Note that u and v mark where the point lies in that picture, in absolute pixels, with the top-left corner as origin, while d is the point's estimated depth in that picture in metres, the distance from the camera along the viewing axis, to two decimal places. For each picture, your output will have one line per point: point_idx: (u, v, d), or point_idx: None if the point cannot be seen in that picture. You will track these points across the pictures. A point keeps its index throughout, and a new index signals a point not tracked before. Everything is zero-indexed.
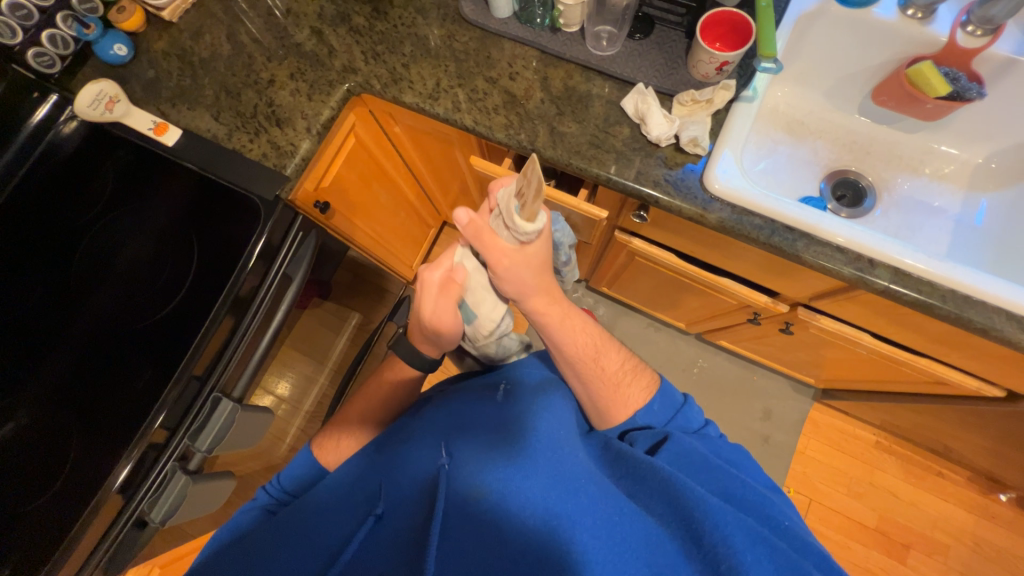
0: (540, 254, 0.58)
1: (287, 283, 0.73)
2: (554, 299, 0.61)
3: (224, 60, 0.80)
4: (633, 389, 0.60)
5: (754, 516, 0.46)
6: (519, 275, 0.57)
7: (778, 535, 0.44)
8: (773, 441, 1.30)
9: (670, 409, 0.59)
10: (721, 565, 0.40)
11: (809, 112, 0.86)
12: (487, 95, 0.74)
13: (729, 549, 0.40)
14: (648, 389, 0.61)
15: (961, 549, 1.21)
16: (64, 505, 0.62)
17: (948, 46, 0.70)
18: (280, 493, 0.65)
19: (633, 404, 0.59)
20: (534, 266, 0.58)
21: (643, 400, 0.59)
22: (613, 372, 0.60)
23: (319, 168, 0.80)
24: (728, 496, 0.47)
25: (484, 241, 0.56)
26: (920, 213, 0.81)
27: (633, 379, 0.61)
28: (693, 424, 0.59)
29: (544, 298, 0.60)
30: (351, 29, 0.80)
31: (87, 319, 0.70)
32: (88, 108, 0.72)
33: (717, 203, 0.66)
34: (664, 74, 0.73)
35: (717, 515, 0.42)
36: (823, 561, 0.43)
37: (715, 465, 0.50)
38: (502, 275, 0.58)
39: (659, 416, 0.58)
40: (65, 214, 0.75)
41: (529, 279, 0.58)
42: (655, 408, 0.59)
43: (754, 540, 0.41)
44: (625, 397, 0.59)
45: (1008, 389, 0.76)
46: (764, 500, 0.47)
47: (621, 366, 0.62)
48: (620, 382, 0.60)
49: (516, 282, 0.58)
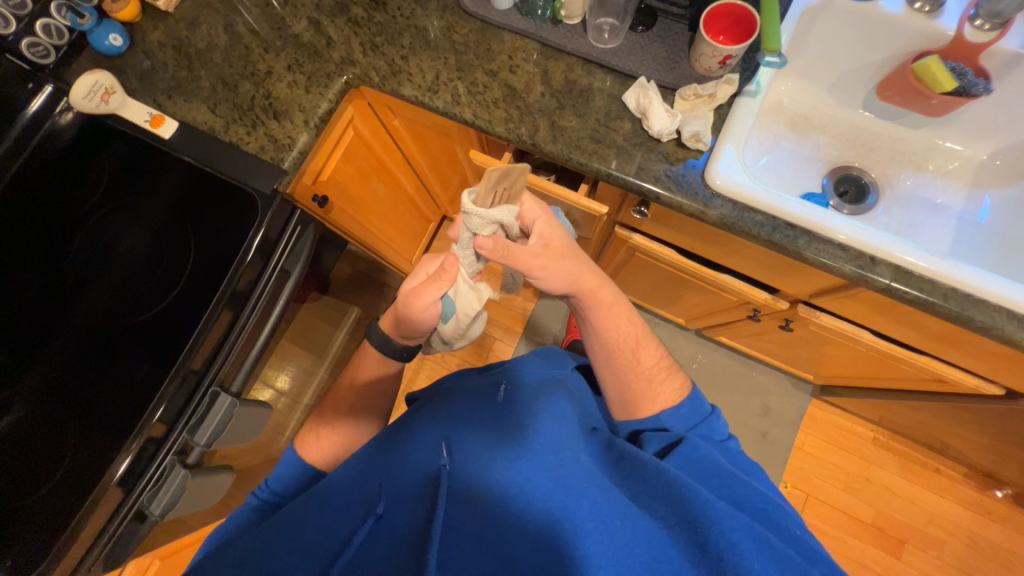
0: (565, 243, 0.61)
1: (285, 277, 0.73)
2: (603, 283, 0.64)
3: (220, 51, 0.79)
4: (665, 386, 0.61)
5: (762, 522, 0.45)
6: (552, 269, 0.60)
7: (784, 542, 0.44)
8: (771, 437, 1.30)
9: (697, 416, 0.58)
10: (726, 569, 0.40)
11: (813, 107, 0.85)
12: (487, 88, 0.73)
13: (735, 556, 0.41)
14: (680, 390, 0.61)
15: (956, 544, 1.21)
16: (63, 498, 0.62)
17: (956, 40, 0.69)
18: (270, 495, 0.65)
19: (663, 400, 0.60)
20: (563, 255, 0.61)
21: (673, 398, 0.60)
22: (649, 367, 0.62)
23: (317, 161, 0.80)
24: (738, 503, 0.47)
25: (513, 254, 0.57)
26: (923, 210, 0.80)
27: (666, 378, 0.62)
28: (716, 435, 0.58)
29: (591, 283, 0.63)
30: (350, 20, 0.78)
31: (83, 313, 0.69)
32: (84, 100, 0.70)
33: (718, 199, 0.66)
34: (666, 68, 0.72)
35: (724, 521, 0.43)
36: (829, 567, 0.43)
37: (723, 470, 0.50)
38: (540, 277, 0.60)
39: (684, 420, 0.58)
40: (61, 206, 0.74)
41: (574, 270, 0.61)
42: (683, 410, 0.58)
43: (761, 548, 0.41)
44: (655, 393, 0.60)
45: (1007, 387, 0.76)
46: (771, 506, 0.47)
47: (657, 362, 0.63)
48: (654, 378, 0.61)
49: (552, 277, 0.60)
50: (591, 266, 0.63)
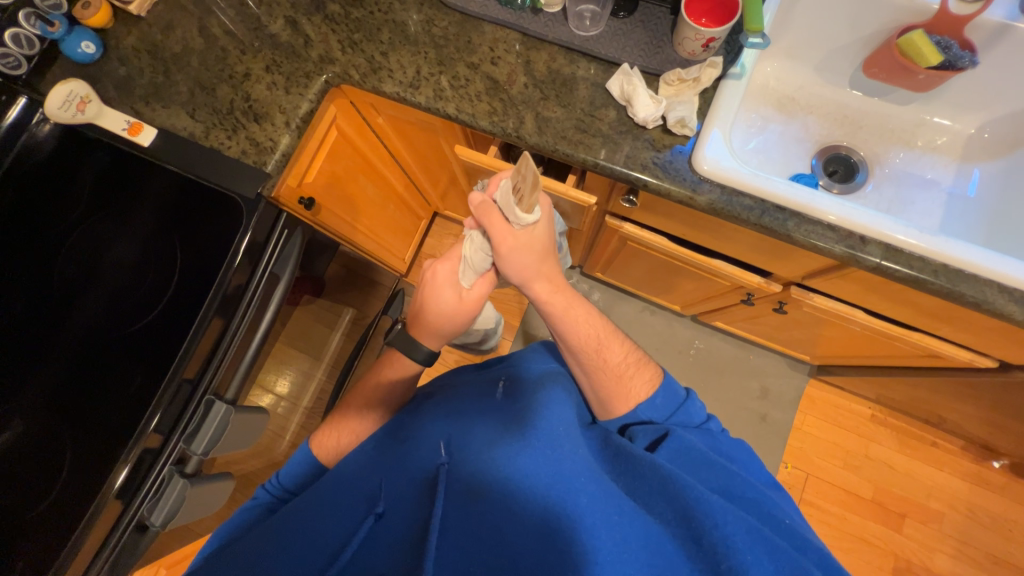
0: (541, 239, 0.60)
1: (275, 282, 0.72)
2: (556, 287, 0.62)
3: (197, 54, 0.78)
4: (635, 382, 0.60)
5: (757, 515, 0.45)
6: (514, 256, 0.59)
7: (777, 534, 0.44)
8: (770, 419, 1.30)
9: (673, 404, 0.59)
10: (722, 564, 0.40)
11: (800, 87, 0.84)
12: (469, 81, 0.72)
13: (731, 549, 0.40)
14: (651, 382, 0.60)
15: (955, 516, 1.23)
16: (60, 515, 0.62)
17: (940, 13, 0.68)
18: (280, 490, 0.65)
19: (636, 397, 0.59)
20: (532, 249, 0.60)
21: (646, 393, 0.59)
22: (616, 364, 0.60)
23: (301, 163, 0.79)
24: (731, 495, 0.47)
25: (493, 224, 0.58)
26: (912, 186, 0.80)
27: (636, 372, 0.60)
28: (694, 420, 0.58)
29: (550, 278, 0.62)
30: (327, 17, 0.77)
31: (69, 325, 0.68)
32: (59, 110, 0.71)
33: (706, 183, 0.65)
34: (649, 53, 0.71)
35: (718, 514, 0.42)
36: (823, 559, 0.42)
37: (715, 461, 0.50)
38: (502, 256, 0.59)
39: (661, 411, 0.58)
40: (42, 219, 0.73)
41: (526, 264, 0.60)
42: (657, 402, 0.58)
43: (756, 539, 0.41)
44: (628, 389, 0.59)
45: (1000, 359, 0.77)
46: (764, 498, 0.46)
47: (624, 359, 0.61)
48: (623, 375, 0.60)
49: (513, 265, 0.60)
50: (548, 263, 0.62)
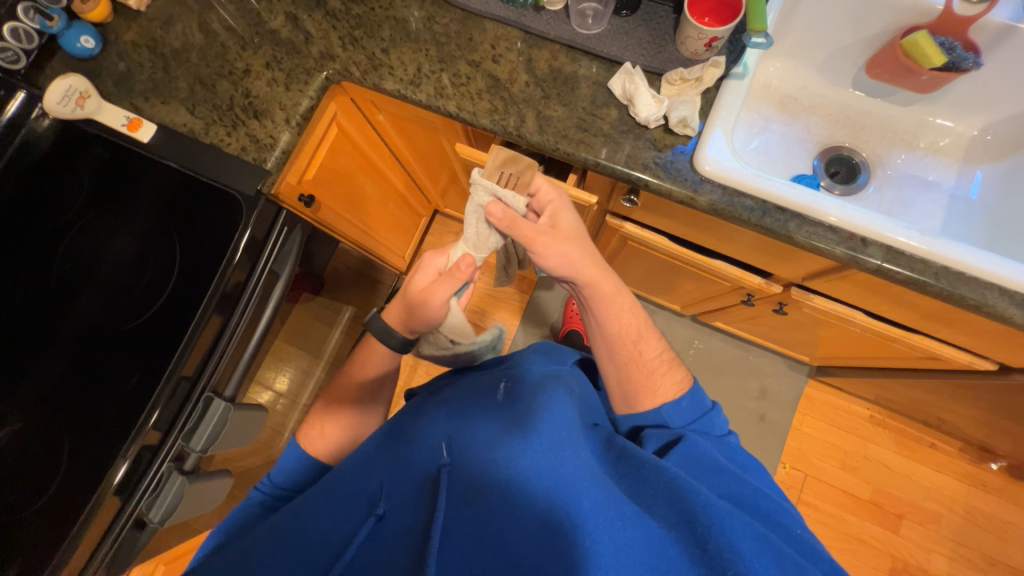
0: (572, 228, 0.62)
1: (274, 280, 0.72)
2: (601, 272, 0.63)
3: (197, 50, 0.77)
4: (664, 381, 0.60)
5: (765, 522, 0.46)
6: (560, 249, 0.61)
7: (785, 541, 0.44)
8: (768, 419, 1.31)
9: (697, 410, 0.58)
10: (727, 569, 0.40)
11: (802, 88, 0.84)
12: (470, 79, 0.71)
13: (736, 555, 0.40)
14: (679, 384, 0.60)
15: (952, 517, 1.23)
16: (57, 512, 0.61)
17: (945, 14, 0.68)
18: (273, 489, 0.65)
19: (663, 395, 0.59)
20: (569, 239, 0.61)
21: (672, 395, 0.59)
22: (649, 360, 0.62)
23: (302, 159, 0.78)
24: (741, 503, 0.47)
25: (519, 230, 0.59)
26: (913, 187, 0.80)
27: (667, 371, 0.61)
28: (716, 431, 0.58)
29: (593, 269, 0.63)
30: (327, 13, 0.77)
31: (68, 322, 0.68)
32: (58, 105, 0.69)
33: (708, 184, 0.65)
34: (651, 52, 0.71)
35: (724, 520, 0.42)
36: (829, 566, 0.43)
37: (723, 467, 0.50)
38: (542, 253, 0.60)
39: (684, 415, 0.57)
40: (41, 215, 0.73)
41: (569, 253, 0.61)
42: (682, 405, 0.58)
43: (762, 547, 0.41)
44: (655, 387, 0.60)
45: (999, 362, 0.77)
46: (773, 506, 0.47)
47: (658, 355, 0.63)
48: (654, 370, 0.61)
49: (559, 255, 0.61)
50: (591, 253, 0.63)
